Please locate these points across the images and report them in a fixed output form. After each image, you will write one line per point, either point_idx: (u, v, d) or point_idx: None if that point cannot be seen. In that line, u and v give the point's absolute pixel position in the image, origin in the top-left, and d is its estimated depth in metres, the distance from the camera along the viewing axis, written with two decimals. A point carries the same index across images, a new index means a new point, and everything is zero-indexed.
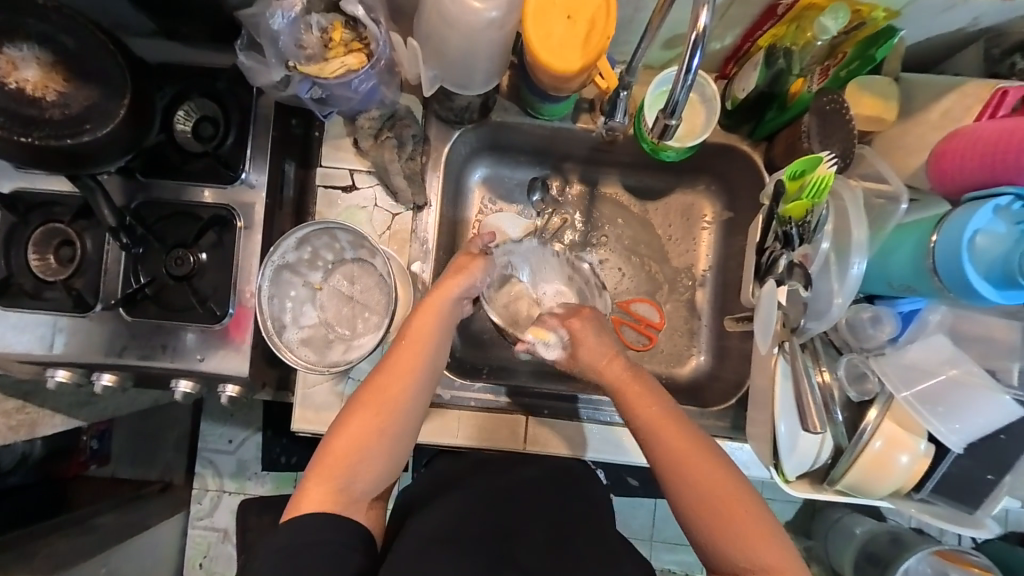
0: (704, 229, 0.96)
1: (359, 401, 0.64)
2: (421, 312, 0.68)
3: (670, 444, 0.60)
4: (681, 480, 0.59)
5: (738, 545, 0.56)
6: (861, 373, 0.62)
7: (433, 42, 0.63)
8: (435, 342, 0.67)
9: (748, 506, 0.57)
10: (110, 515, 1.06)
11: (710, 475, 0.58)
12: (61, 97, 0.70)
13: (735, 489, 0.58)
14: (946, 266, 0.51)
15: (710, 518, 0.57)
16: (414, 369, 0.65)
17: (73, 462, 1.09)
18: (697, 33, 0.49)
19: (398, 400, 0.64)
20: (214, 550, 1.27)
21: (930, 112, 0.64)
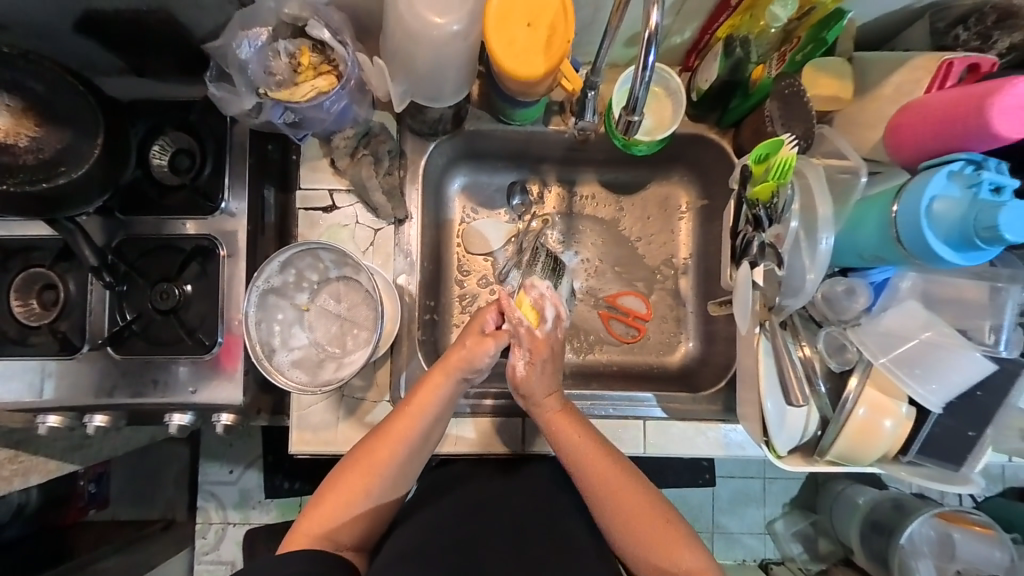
0: (681, 218, 0.98)
1: (348, 467, 0.68)
2: (417, 391, 0.70)
3: (600, 467, 0.69)
4: (613, 501, 0.68)
5: (658, 551, 0.66)
6: (841, 343, 0.64)
7: (400, 58, 0.65)
8: (425, 421, 0.69)
9: (662, 515, 0.67)
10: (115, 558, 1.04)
11: (637, 492, 0.68)
12: (34, 143, 0.70)
13: (653, 502, 0.68)
14: (910, 233, 0.53)
15: (634, 541, 0.67)
16: (403, 443, 0.68)
17: (71, 509, 1.12)
18: (650, 31, 0.51)
19: (384, 470, 0.67)
20: None
21: (884, 87, 0.66)
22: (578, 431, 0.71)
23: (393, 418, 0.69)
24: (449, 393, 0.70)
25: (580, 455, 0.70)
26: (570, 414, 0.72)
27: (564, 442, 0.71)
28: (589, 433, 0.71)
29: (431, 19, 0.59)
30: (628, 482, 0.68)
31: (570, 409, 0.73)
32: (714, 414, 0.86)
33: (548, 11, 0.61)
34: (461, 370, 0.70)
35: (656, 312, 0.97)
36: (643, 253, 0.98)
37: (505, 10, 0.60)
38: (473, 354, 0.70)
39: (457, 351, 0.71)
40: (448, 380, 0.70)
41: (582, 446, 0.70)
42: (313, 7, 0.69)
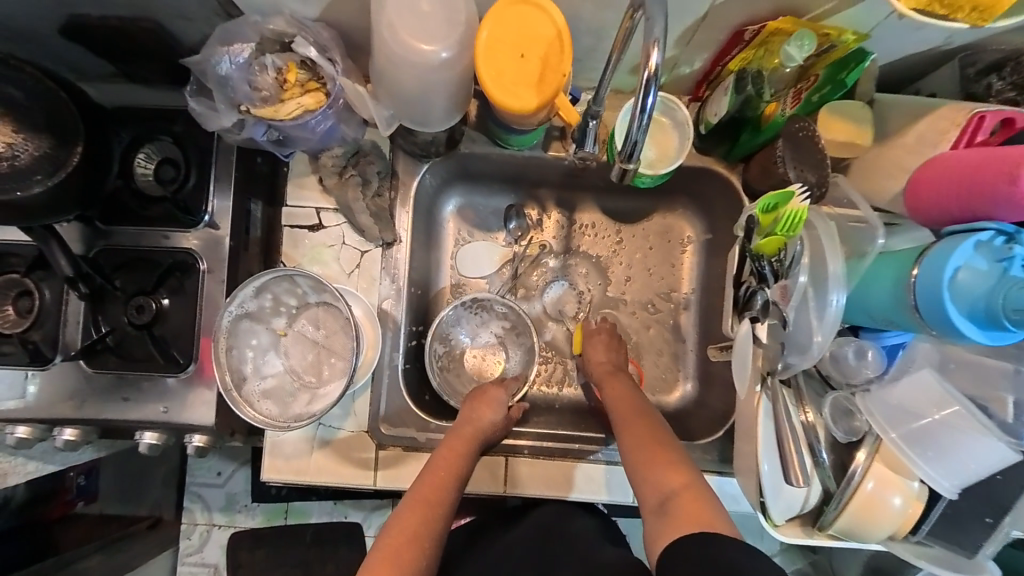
0: (685, 252, 0.93)
1: (381, 557, 0.61)
2: (439, 458, 0.71)
3: (625, 413, 0.73)
4: (624, 431, 0.70)
5: (653, 474, 0.64)
6: (846, 410, 0.60)
7: (387, 82, 0.61)
8: (452, 488, 0.69)
9: (661, 438, 0.68)
10: (97, 557, 1.00)
11: (644, 423, 0.70)
12: (11, 149, 0.68)
13: (655, 432, 0.69)
14: (927, 304, 0.48)
15: (636, 460, 0.66)
16: (436, 517, 0.66)
17: (59, 503, 0.95)
18: (649, 72, 0.46)
19: (421, 545, 0.63)
20: None
21: (905, 135, 0.61)
22: (620, 387, 0.78)
23: (421, 489, 0.68)
24: (469, 459, 0.72)
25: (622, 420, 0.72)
26: (618, 376, 0.80)
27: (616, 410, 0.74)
28: (629, 389, 0.77)
29: (418, 45, 0.55)
30: (639, 413, 0.72)
31: (619, 371, 0.81)
32: (709, 464, 0.81)
33: (541, 41, 0.57)
34: (477, 443, 0.74)
35: (652, 348, 0.92)
36: (643, 284, 0.93)
37: (495, 39, 0.57)
38: (486, 423, 0.76)
39: (475, 423, 0.75)
40: (467, 446, 0.73)
41: (621, 400, 0.75)
42: (300, 23, 0.66)
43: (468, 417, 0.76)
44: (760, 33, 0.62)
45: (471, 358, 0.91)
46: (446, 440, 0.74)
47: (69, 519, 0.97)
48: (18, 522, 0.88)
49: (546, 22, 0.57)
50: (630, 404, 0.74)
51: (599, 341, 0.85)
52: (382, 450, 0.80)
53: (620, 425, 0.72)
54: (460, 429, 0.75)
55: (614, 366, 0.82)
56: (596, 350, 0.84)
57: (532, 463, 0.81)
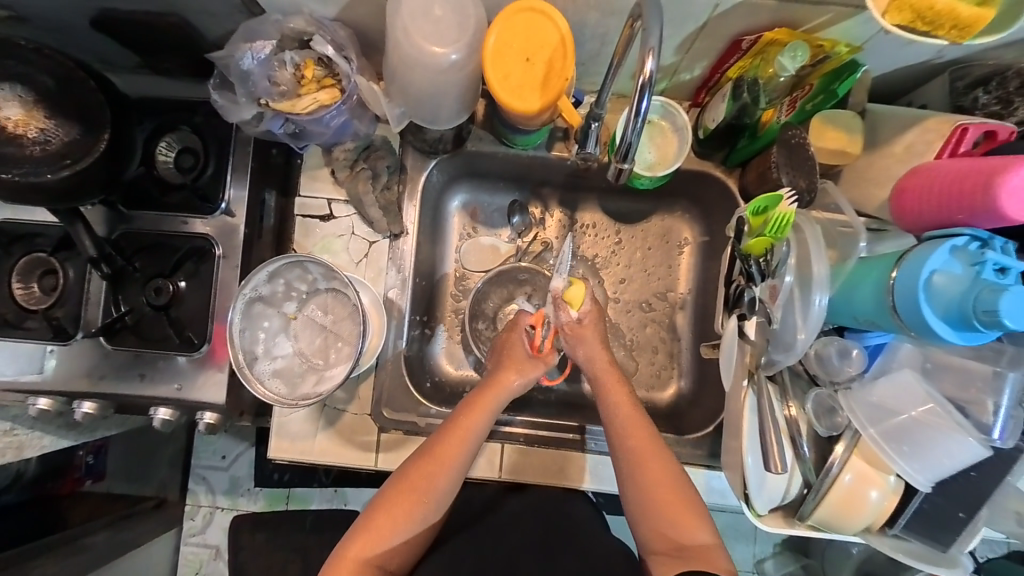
0: (683, 253, 0.96)
1: (388, 502, 0.68)
2: (459, 420, 0.72)
3: (637, 439, 0.71)
4: (643, 468, 0.70)
5: (672, 523, 0.67)
6: (830, 407, 0.62)
7: (399, 82, 0.65)
8: (466, 450, 0.71)
9: (683, 488, 0.69)
10: (103, 533, 1.05)
11: (667, 466, 0.70)
12: (42, 134, 0.73)
13: (680, 480, 0.69)
14: (904, 305, 0.51)
15: (656, 506, 0.68)
16: (445, 475, 0.69)
17: (69, 480, 1.01)
18: (644, 78, 0.49)
19: (426, 498, 0.69)
20: (206, 568, 1.27)
21: (894, 145, 0.64)
22: (625, 399, 0.75)
23: (434, 449, 0.70)
24: (487, 424, 0.73)
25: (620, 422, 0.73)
26: (622, 383, 0.77)
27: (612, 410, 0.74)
28: (635, 404, 0.75)
29: (429, 47, 0.59)
30: (660, 453, 0.71)
31: (621, 377, 0.78)
32: (699, 459, 0.84)
33: (546, 46, 0.60)
34: (497, 407, 0.74)
35: (648, 346, 0.95)
36: (641, 283, 0.96)
37: (502, 44, 0.60)
38: (508, 383, 0.76)
39: (497, 387, 0.76)
40: (488, 410, 0.74)
41: (627, 413, 0.74)
42: (318, 22, 0.70)
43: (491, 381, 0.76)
44: (757, 43, 0.64)
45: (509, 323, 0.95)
46: (466, 402, 0.75)
47: (76, 496, 1.03)
48: (30, 494, 0.95)
49: (551, 28, 0.60)
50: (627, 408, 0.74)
51: (581, 329, 0.80)
52: (384, 433, 0.83)
53: (614, 427, 0.73)
54: (482, 392, 0.75)
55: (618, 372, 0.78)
56: (586, 340, 0.80)
57: (524, 450, 0.85)
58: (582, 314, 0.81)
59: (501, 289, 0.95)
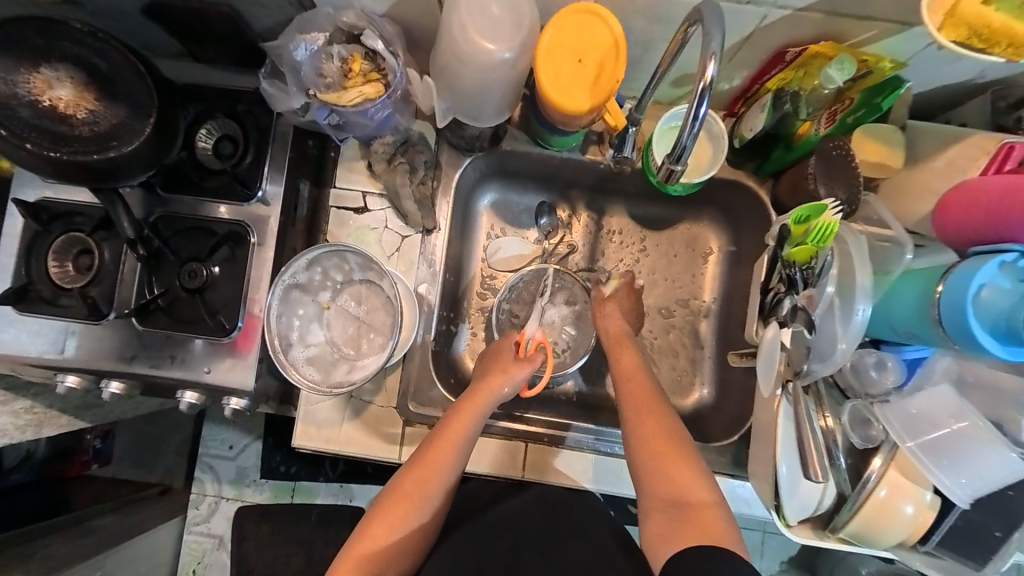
0: (708, 261, 0.96)
1: (386, 506, 0.70)
2: (450, 421, 0.74)
3: (638, 392, 0.76)
4: (643, 418, 0.72)
5: (668, 478, 0.67)
6: (865, 419, 0.62)
7: (448, 77, 0.66)
8: (459, 450, 0.72)
9: (681, 442, 0.70)
10: (110, 517, 1.07)
11: (663, 419, 0.72)
12: (91, 115, 0.75)
13: (679, 437, 0.70)
14: (951, 316, 0.51)
15: (653, 456, 0.69)
16: (438, 478, 0.71)
17: (76, 462, 1.09)
18: (704, 83, 0.49)
19: (421, 501, 0.70)
20: (208, 556, 1.26)
21: (936, 160, 0.64)
22: (633, 358, 0.80)
23: (428, 451, 0.72)
24: (477, 426, 0.74)
25: (626, 377, 0.78)
26: (628, 346, 0.82)
27: (620, 365, 0.80)
28: (639, 363, 0.80)
29: (483, 44, 0.60)
30: (659, 407, 0.74)
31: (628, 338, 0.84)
32: (722, 467, 0.84)
33: (599, 47, 0.61)
34: (486, 408, 0.76)
35: (670, 351, 0.95)
36: (667, 289, 0.96)
37: (557, 42, 0.61)
38: (496, 386, 0.77)
39: (484, 389, 0.77)
40: (477, 413, 0.75)
41: (630, 371, 0.79)
42: (369, 17, 0.71)
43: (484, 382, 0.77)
44: (801, 55, 0.65)
45: None
46: (457, 404, 0.76)
47: (84, 478, 1.11)
48: (39, 475, 1.04)
49: (604, 29, 0.60)
50: (636, 372, 0.78)
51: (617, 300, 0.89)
52: (409, 426, 0.84)
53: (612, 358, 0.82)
54: (471, 396, 0.77)
55: (624, 329, 0.85)
56: (604, 310, 0.87)
57: (551, 450, 0.86)
58: (616, 288, 0.91)
59: (514, 294, 0.94)
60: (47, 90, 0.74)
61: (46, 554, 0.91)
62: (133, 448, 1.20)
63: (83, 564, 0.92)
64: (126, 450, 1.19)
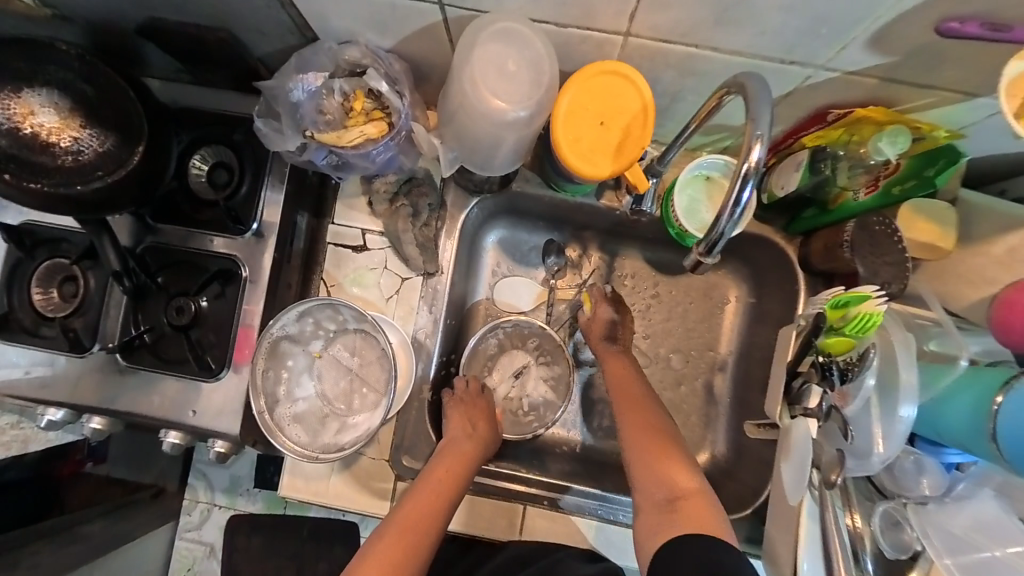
0: (727, 314, 0.91)
1: (373, 561, 0.61)
2: (438, 467, 0.72)
3: (631, 390, 0.76)
4: (633, 419, 0.72)
5: (658, 471, 0.65)
6: (897, 522, 0.57)
7: (458, 127, 0.60)
8: (448, 499, 0.70)
9: (670, 439, 0.68)
10: (98, 524, 0.95)
11: (653, 420, 0.71)
12: (76, 144, 0.69)
13: (668, 435, 0.69)
14: (1010, 437, 0.46)
15: (645, 456, 0.67)
16: (431, 525, 0.66)
17: (71, 460, 0.92)
18: (748, 166, 0.43)
19: (412, 550, 0.64)
20: (200, 565, 1.12)
21: (991, 245, 0.58)
22: (630, 372, 0.79)
23: (422, 494, 0.69)
24: (467, 473, 0.73)
25: (623, 393, 0.76)
26: (622, 357, 0.81)
27: (615, 381, 0.79)
28: (635, 373, 0.79)
29: (494, 102, 0.55)
30: (650, 410, 0.73)
31: (623, 350, 0.83)
32: None
33: (625, 113, 0.57)
34: (475, 458, 0.75)
35: (682, 406, 0.89)
36: (682, 340, 0.91)
37: (579, 104, 0.57)
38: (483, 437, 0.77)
39: (474, 438, 0.76)
40: (466, 461, 0.74)
41: (624, 380, 0.78)
42: (374, 54, 0.66)
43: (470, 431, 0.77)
44: (846, 117, 0.59)
45: (530, 388, 0.89)
46: (444, 452, 0.74)
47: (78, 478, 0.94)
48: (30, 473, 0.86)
49: (632, 94, 0.56)
50: (632, 386, 0.77)
51: (602, 300, 0.85)
52: (401, 481, 0.79)
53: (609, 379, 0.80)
54: (459, 443, 0.75)
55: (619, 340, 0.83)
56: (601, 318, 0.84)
57: (551, 516, 0.81)
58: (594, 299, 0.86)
59: (515, 340, 0.89)
60: (29, 117, 0.68)
61: (31, 564, 0.82)
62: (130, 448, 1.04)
63: None
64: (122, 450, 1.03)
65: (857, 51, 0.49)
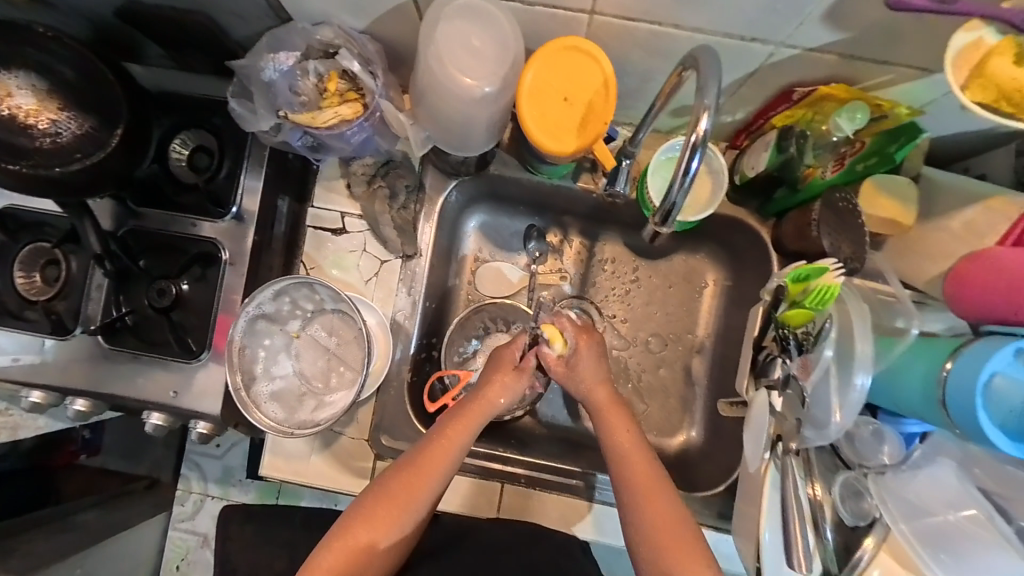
0: (705, 297, 0.92)
1: (367, 511, 0.64)
2: (443, 429, 0.68)
3: (635, 468, 0.65)
4: (650, 509, 0.63)
5: (680, 573, 0.59)
6: (857, 491, 0.59)
7: (427, 105, 0.61)
8: (451, 462, 0.67)
9: (691, 533, 0.61)
10: (93, 513, 0.97)
11: (669, 505, 0.63)
12: (53, 126, 0.70)
13: (688, 525, 0.62)
14: (955, 402, 0.47)
15: (661, 551, 0.61)
16: (429, 484, 0.65)
17: (64, 452, 0.96)
18: (697, 136, 0.44)
19: (408, 504, 0.64)
20: (193, 555, 1.11)
21: (951, 220, 0.59)
22: (629, 429, 0.68)
23: (425, 452, 0.66)
24: (473, 432, 0.69)
25: (620, 455, 0.67)
26: (620, 411, 0.69)
27: (610, 436, 0.68)
28: (638, 435, 0.68)
29: (462, 79, 0.56)
30: (664, 491, 0.64)
31: (620, 401, 0.71)
32: (707, 519, 0.80)
33: (588, 90, 0.58)
34: (485, 416, 0.70)
35: (660, 388, 0.91)
36: (661, 323, 0.92)
37: (541, 86, 0.58)
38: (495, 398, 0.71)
39: (485, 397, 0.70)
40: (474, 421, 0.69)
41: (627, 445, 0.67)
42: (348, 35, 0.67)
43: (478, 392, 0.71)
44: (810, 95, 0.60)
45: None
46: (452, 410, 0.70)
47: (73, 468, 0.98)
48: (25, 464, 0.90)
49: (595, 70, 0.57)
50: (635, 453, 0.66)
51: (583, 337, 0.73)
52: (381, 460, 0.81)
53: (600, 424, 0.69)
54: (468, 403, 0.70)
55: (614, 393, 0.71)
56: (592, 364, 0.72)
57: (528, 493, 0.83)
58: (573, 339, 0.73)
59: (495, 324, 0.90)
60: (7, 99, 0.69)
61: (27, 551, 0.85)
62: (125, 436, 1.06)
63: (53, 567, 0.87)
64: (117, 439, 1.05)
65: (812, 27, 0.50)
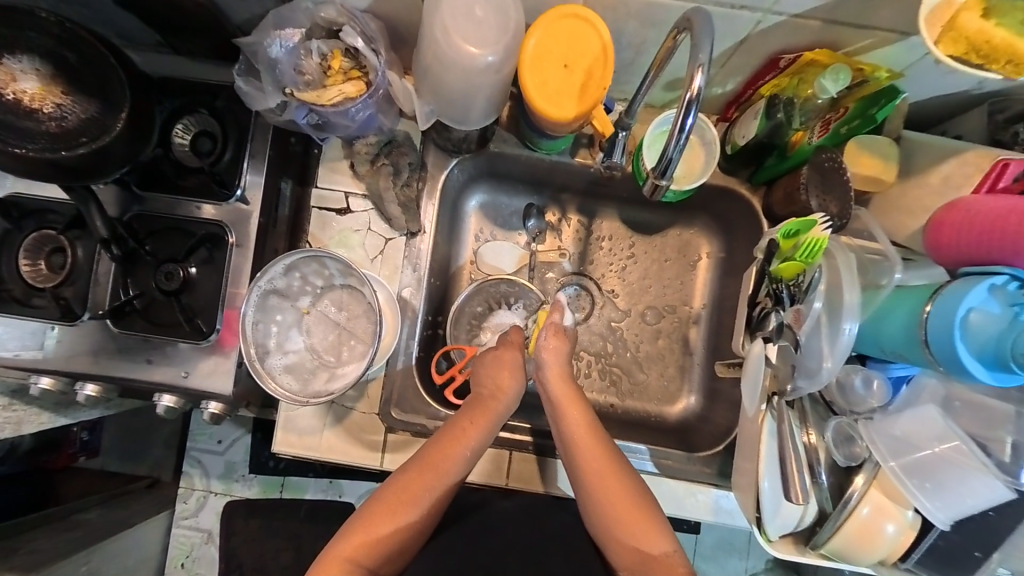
0: (700, 269, 0.95)
1: (380, 505, 0.64)
2: (457, 428, 0.70)
3: (593, 456, 0.68)
4: (603, 490, 0.66)
5: (629, 532, 0.64)
6: (849, 436, 0.64)
7: (431, 78, 0.64)
8: (465, 459, 0.69)
9: (641, 498, 0.66)
10: (96, 511, 0.99)
11: (621, 476, 0.67)
12: (59, 110, 0.69)
13: (643, 496, 0.66)
14: (938, 338, 0.51)
15: (617, 524, 0.65)
16: (443, 479, 0.67)
17: (63, 454, 1.05)
18: (691, 93, 0.47)
19: (420, 498, 0.65)
20: (197, 551, 1.11)
21: (929, 176, 0.64)
22: (584, 414, 0.71)
23: (439, 447, 0.68)
24: (486, 435, 0.71)
25: (573, 434, 0.69)
26: (577, 399, 0.72)
27: (564, 422, 0.71)
28: (591, 419, 0.71)
29: (466, 47, 0.58)
30: (618, 465, 0.67)
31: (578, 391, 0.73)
32: (707, 477, 0.83)
33: (587, 55, 0.61)
34: (497, 419, 0.73)
35: (659, 356, 0.94)
36: (657, 294, 0.95)
37: (542, 52, 0.61)
38: (508, 397, 0.75)
39: (496, 400, 0.74)
40: (487, 424, 0.72)
41: (580, 427, 0.70)
42: (350, 14, 0.69)
43: (491, 393, 0.74)
44: (795, 62, 0.63)
45: None
46: (467, 410, 0.72)
47: (71, 470, 1.07)
48: (23, 466, 1.00)
49: (592, 36, 0.60)
50: (583, 429, 0.70)
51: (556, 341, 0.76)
52: (391, 433, 0.82)
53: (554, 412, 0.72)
54: (481, 403, 0.73)
55: (571, 383, 0.74)
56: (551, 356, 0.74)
57: (535, 459, 0.85)
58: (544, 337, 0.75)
59: (497, 301, 0.93)
60: (12, 83, 0.67)
61: (30, 548, 0.84)
62: (123, 440, 1.15)
63: (65, 562, 0.83)
64: (115, 441, 1.14)
65: None
